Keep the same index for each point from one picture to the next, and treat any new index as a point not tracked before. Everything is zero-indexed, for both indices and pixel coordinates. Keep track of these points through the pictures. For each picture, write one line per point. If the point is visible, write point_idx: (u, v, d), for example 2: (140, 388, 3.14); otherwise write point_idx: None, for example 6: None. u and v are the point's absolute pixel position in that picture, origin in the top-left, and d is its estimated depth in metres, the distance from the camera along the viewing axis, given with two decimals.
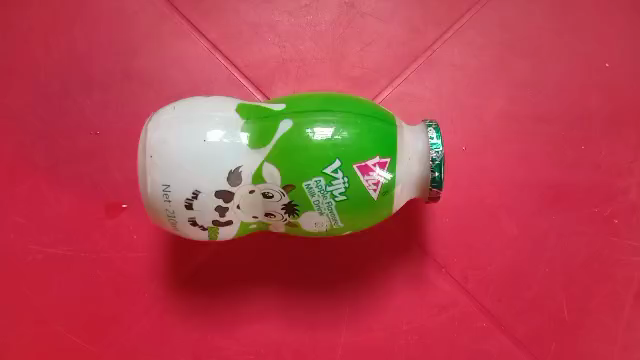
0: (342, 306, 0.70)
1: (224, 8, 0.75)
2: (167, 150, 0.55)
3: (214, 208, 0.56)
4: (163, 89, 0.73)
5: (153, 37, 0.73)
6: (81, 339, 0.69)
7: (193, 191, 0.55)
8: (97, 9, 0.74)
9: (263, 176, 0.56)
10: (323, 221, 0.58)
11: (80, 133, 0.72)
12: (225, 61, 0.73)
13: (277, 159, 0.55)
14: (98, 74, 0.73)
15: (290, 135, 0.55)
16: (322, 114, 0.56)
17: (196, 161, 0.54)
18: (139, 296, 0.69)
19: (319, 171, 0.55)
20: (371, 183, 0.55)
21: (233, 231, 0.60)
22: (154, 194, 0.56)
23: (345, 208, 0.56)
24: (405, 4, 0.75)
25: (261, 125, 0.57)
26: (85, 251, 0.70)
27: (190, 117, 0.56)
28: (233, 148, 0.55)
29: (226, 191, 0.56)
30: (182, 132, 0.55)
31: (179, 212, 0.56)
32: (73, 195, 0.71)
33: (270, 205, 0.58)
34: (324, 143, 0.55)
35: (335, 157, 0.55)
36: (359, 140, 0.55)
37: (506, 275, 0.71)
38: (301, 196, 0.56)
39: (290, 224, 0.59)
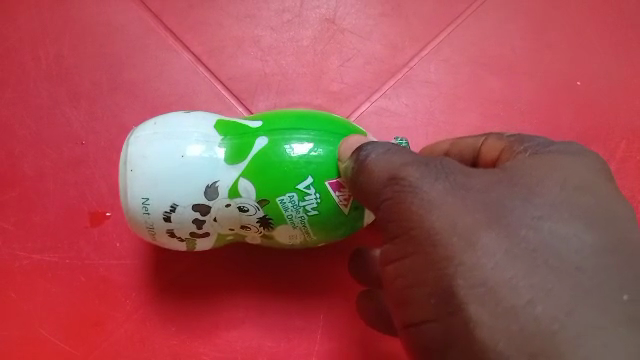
0: (317, 313, 0.72)
1: (209, 23, 0.78)
2: (147, 165, 0.57)
3: (192, 222, 0.58)
4: (148, 101, 0.75)
5: (139, 51, 0.76)
6: (64, 342, 0.71)
7: (171, 205, 0.57)
8: (88, 22, 0.77)
9: (239, 191, 0.57)
10: (297, 234, 0.59)
11: (67, 143, 0.74)
12: (210, 75, 0.76)
13: (253, 174, 0.57)
14: (85, 86, 0.76)
15: (266, 151, 0.57)
16: (297, 132, 0.58)
17: (176, 177, 0.57)
18: (122, 302, 0.72)
19: (292, 187, 0.56)
20: (343, 198, 0.57)
21: (210, 241, 0.61)
22: (133, 205, 0.57)
23: (317, 222, 0.58)
24: (383, 21, 0.79)
25: (238, 141, 0.58)
26: (70, 257, 0.72)
27: (171, 132, 0.58)
28: (211, 164, 0.57)
29: (203, 204, 0.57)
30: (162, 148, 0.57)
31: (157, 224, 0.58)
32: (59, 202, 0.73)
33: (246, 219, 0.59)
34: (298, 159, 0.57)
35: (308, 173, 0.56)
36: (332, 158, 0.57)
37: None
38: (275, 210, 0.57)
39: (266, 237, 0.61)
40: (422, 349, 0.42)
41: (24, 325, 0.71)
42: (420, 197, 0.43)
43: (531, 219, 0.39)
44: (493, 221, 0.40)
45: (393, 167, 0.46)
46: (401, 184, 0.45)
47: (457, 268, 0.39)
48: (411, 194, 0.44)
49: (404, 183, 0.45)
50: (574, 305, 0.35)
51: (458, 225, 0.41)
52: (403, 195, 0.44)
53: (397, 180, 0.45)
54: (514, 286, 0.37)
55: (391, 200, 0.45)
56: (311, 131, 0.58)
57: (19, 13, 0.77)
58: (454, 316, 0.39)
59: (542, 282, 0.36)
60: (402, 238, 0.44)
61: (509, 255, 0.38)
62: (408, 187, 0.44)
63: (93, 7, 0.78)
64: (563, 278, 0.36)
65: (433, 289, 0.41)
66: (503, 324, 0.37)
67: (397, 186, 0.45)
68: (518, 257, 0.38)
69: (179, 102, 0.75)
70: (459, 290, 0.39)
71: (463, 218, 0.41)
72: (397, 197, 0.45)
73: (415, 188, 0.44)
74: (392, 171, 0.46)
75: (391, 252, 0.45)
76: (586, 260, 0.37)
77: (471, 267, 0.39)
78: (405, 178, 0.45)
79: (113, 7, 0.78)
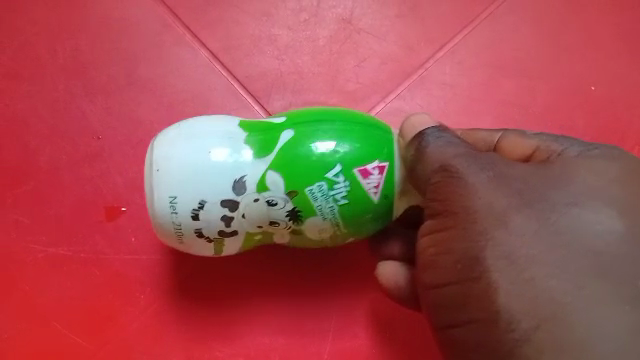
0: (328, 312, 0.73)
1: (226, 21, 0.78)
2: (172, 163, 0.58)
3: (221, 219, 0.58)
4: (164, 98, 0.76)
5: (156, 47, 0.77)
6: (78, 337, 0.71)
7: (200, 201, 0.57)
8: (105, 18, 0.78)
9: (267, 183, 0.58)
10: (327, 227, 0.59)
11: (83, 137, 0.75)
12: (226, 73, 0.77)
13: (279, 166, 0.58)
14: (102, 81, 0.76)
15: (292, 144, 0.58)
16: (321, 124, 0.59)
17: (201, 171, 0.57)
18: (136, 297, 0.72)
19: (321, 176, 0.57)
20: (373, 185, 0.58)
21: (238, 241, 0.61)
22: (161, 206, 0.58)
23: (346, 213, 0.58)
24: (399, 22, 0.79)
25: (265, 137, 0.59)
26: (84, 251, 0.73)
27: (195, 132, 0.59)
28: (237, 158, 0.58)
29: (230, 200, 0.58)
30: (187, 146, 0.58)
31: (186, 224, 0.58)
32: (74, 196, 0.74)
33: (274, 214, 0.59)
34: (324, 149, 0.58)
35: (334, 161, 0.57)
36: (358, 145, 0.58)
37: None
38: (305, 202, 0.58)
39: (295, 232, 0.61)
40: (437, 305, 0.51)
41: (38, 318, 0.72)
42: (465, 185, 0.51)
43: (564, 205, 0.48)
44: (536, 210, 0.48)
45: (443, 156, 0.54)
46: (450, 170, 0.53)
47: (489, 241, 0.48)
48: (460, 180, 0.52)
49: (453, 170, 0.52)
50: (583, 284, 0.44)
51: (493, 207, 0.49)
52: (451, 180, 0.52)
53: (446, 166, 0.53)
54: (535, 262, 0.46)
55: (440, 182, 0.53)
56: (335, 122, 0.59)
57: (37, 7, 0.77)
58: (472, 281, 0.48)
59: (564, 263, 0.45)
60: (446, 215, 0.52)
61: (535, 234, 0.47)
62: (457, 174, 0.52)
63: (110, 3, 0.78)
64: (583, 260, 0.45)
65: (461, 254, 0.49)
66: (520, 290, 0.46)
67: (444, 171, 0.53)
68: (543, 236, 0.47)
69: (195, 100, 0.76)
70: (486, 260, 0.48)
71: (498, 202, 0.49)
72: (446, 182, 0.53)
73: (462, 175, 0.52)
74: (443, 158, 0.54)
75: (433, 226, 0.53)
76: (608, 246, 0.45)
77: (503, 240, 0.47)
78: (454, 166, 0.53)
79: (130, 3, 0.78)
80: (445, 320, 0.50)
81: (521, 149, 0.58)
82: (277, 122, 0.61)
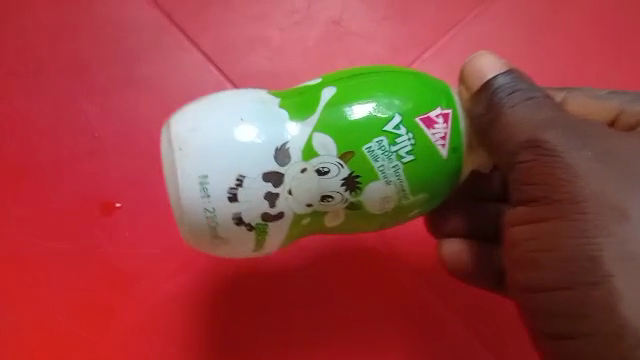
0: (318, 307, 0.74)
1: (220, 22, 0.80)
2: (198, 136, 0.53)
3: (263, 196, 0.54)
4: (158, 96, 0.78)
5: (152, 48, 0.79)
6: (78, 329, 0.73)
7: (238, 176, 0.53)
8: (104, 19, 0.80)
9: (313, 149, 0.54)
10: (390, 195, 0.55)
11: (80, 135, 0.77)
12: (219, 73, 0.79)
13: (325, 127, 0.54)
14: (99, 81, 0.78)
15: (338, 101, 0.55)
16: (365, 78, 0.57)
17: (233, 140, 0.53)
18: (130, 289, 0.74)
19: (379, 130, 0.54)
20: (438, 136, 0.55)
21: (283, 229, 0.56)
22: (190, 193, 0.53)
23: (414, 171, 0.54)
24: (389, 24, 0.81)
25: (303, 97, 0.56)
26: (81, 246, 0.75)
27: (218, 102, 0.56)
28: (276, 119, 0.55)
29: (273, 171, 0.54)
30: (212, 117, 0.54)
31: (221, 209, 0.53)
32: (71, 192, 0.76)
33: (324, 186, 0.55)
34: (376, 105, 0.55)
35: (393, 113, 0.54)
36: (410, 97, 0.55)
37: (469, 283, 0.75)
38: (364, 163, 0.54)
39: (350, 209, 0.56)
40: (546, 309, 0.51)
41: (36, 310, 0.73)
42: (564, 163, 0.50)
43: None
44: (622, 178, 0.48)
45: (529, 127, 0.52)
46: (541, 146, 0.51)
47: (608, 237, 0.47)
48: (556, 156, 0.50)
49: (544, 143, 0.51)
50: None
51: (603, 194, 0.48)
52: (546, 158, 0.50)
53: (536, 140, 0.51)
54: None
55: (532, 160, 0.51)
56: (378, 75, 0.57)
57: (37, 9, 0.80)
58: (590, 288, 0.47)
59: None
60: (546, 201, 0.50)
61: None
62: (551, 148, 0.50)
63: (108, 4, 0.80)
64: None
65: (571, 255, 0.48)
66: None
67: (534, 148, 0.51)
68: None
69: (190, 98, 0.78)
70: (604, 260, 0.47)
71: (609, 188, 0.48)
72: (538, 159, 0.51)
73: (560, 153, 0.50)
74: (529, 128, 0.52)
75: (531, 213, 0.51)
76: None
77: (621, 238, 0.47)
78: (546, 139, 0.51)
79: (128, 6, 0.80)
80: (559, 326, 0.50)
81: (596, 112, 0.62)
82: (308, 85, 0.58)
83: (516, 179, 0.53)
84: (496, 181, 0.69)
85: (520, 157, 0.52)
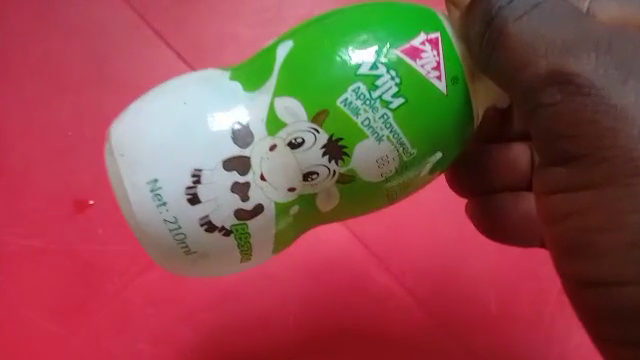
0: (288, 302, 0.74)
1: (190, 22, 0.80)
2: (140, 142, 0.48)
3: (229, 187, 0.47)
4: (128, 94, 0.78)
5: (122, 46, 0.79)
6: (52, 328, 0.73)
7: (194, 171, 0.47)
8: (77, 20, 0.80)
9: (279, 118, 0.47)
10: (391, 154, 0.47)
11: (52, 134, 0.77)
12: (190, 70, 0.78)
13: (288, 87, 0.47)
14: (69, 79, 0.78)
15: (300, 51, 0.48)
16: (327, 19, 0.49)
17: (183, 129, 0.47)
18: (101, 286, 0.74)
19: (353, 77, 0.46)
20: (428, 68, 0.47)
21: (270, 223, 0.48)
22: (143, 205, 0.47)
23: (407, 117, 0.47)
24: None
25: (260, 62, 0.49)
26: (54, 243, 0.75)
27: (163, 89, 0.49)
28: (226, 94, 0.48)
29: (236, 156, 0.47)
30: (153, 112, 0.48)
31: (185, 217, 0.47)
32: (44, 191, 0.76)
33: (301, 160, 0.47)
34: (344, 47, 0.47)
35: (367, 51, 0.47)
36: (384, 30, 0.47)
37: (440, 275, 0.74)
38: (345, 118, 0.46)
39: (343, 184, 0.48)
40: (609, 303, 0.48)
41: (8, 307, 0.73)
42: (607, 105, 0.45)
43: None
44: None
45: (547, 57, 0.47)
46: (569, 85, 0.46)
47: None
48: (593, 97, 0.45)
49: (573, 80, 0.46)
50: None
51: None
52: (578, 100, 0.46)
53: (562, 77, 0.46)
54: None
55: (560, 104, 0.47)
56: (340, 13, 0.49)
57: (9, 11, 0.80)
58: None
59: None
60: (593, 156, 0.46)
61: None
62: (585, 86, 0.46)
63: (81, 5, 0.80)
64: None
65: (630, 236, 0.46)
66: None
67: (563, 88, 0.46)
68: None
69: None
70: None
71: None
72: (568, 103, 0.46)
73: (602, 93, 0.45)
74: (547, 57, 0.47)
75: (576, 178, 0.48)
76: None
77: None
78: (575, 73, 0.46)
79: (100, 6, 0.80)
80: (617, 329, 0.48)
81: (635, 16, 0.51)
82: (271, 45, 0.51)
83: (550, 126, 0.48)
84: (513, 123, 0.62)
85: (545, 98, 0.47)
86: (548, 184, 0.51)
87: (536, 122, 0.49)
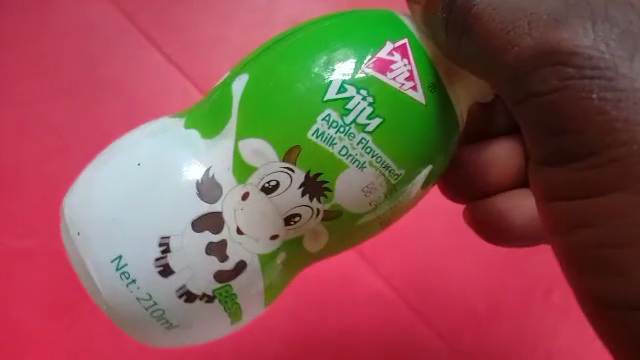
0: (287, 327, 0.64)
1: (177, 22, 0.72)
2: (90, 212, 0.38)
3: (204, 251, 0.38)
4: (110, 96, 0.70)
5: (104, 43, 0.71)
6: (37, 324, 0.64)
7: (161, 239, 0.37)
8: (63, 18, 0.72)
9: (246, 162, 0.38)
10: (377, 181, 0.38)
11: (23, 137, 0.69)
12: (180, 72, 0.71)
13: (250, 125, 0.38)
14: (44, 78, 0.70)
15: (257, 81, 0.38)
16: (280, 40, 0.39)
17: (137, 189, 0.38)
18: (71, 306, 0.64)
19: (320, 104, 0.37)
20: (401, 80, 0.37)
21: (257, 280, 0.39)
22: (113, 288, 0.38)
23: (391, 139, 0.37)
24: None
25: (213, 102, 0.40)
26: (24, 254, 0.65)
27: (108, 155, 0.40)
28: (179, 144, 0.39)
29: (204, 214, 0.38)
30: (101, 178, 0.39)
31: (158, 292, 0.38)
32: (15, 199, 0.67)
33: (280, 203, 0.38)
34: (306, 69, 0.37)
35: (328, 72, 0.37)
36: (346, 46, 0.38)
37: (458, 298, 0.65)
38: (318, 155, 0.37)
39: (330, 221, 0.39)
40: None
41: None
42: (615, 91, 0.35)
43: None
44: None
45: (535, 32, 0.36)
46: (567, 67, 0.36)
47: None
48: (599, 81, 0.35)
49: (570, 61, 0.36)
50: None
51: None
52: (577, 85, 0.36)
53: (554, 58, 0.36)
54: None
55: (556, 93, 0.36)
56: (294, 33, 0.39)
57: None
58: None
59: None
60: (603, 154, 0.36)
61: None
62: (585, 65, 0.35)
63: (67, 4, 0.72)
64: None
65: None
66: None
67: (557, 71, 0.36)
68: None
69: (151, 104, 0.70)
70: None
71: None
72: (568, 88, 0.36)
73: (603, 71, 0.35)
74: (532, 33, 0.37)
75: (604, 187, 0.36)
76: None
77: None
78: (573, 51, 0.35)
79: (86, 6, 0.73)
80: None
81: None
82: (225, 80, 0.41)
83: (547, 123, 0.38)
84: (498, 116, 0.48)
85: (539, 87, 0.37)
86: (546, 191, 0.40)
87: (525, 120, 0.39)
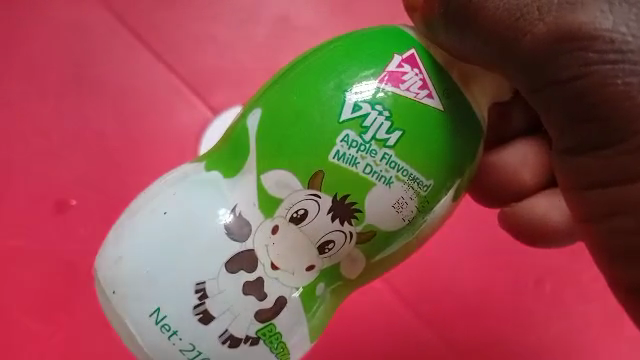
0: None
1: (165, 22, 0.73)
2: (123, 268, 0.38)
3: (241, 291, 0.38)
4: (102, 96, 0.70)
5: (94, 44, 0.71)
6: (42, 328, 0.64)
7: (196, 285, 0.37)
8: (54, 23, 0.72)
9: (270, 194, 0.38)
10: (407, 194, 0.38)
11: (15, 138, 0.68)
12: (170, 70, 0.71)
13: (270, 156, 0.38)
14: (35, 79, 0.70)
15: (271, 113, 0.38)
16: (291, 68, 0.39)
17: (165, 235, 0.38)
18: (69, 305, 0.64)
19: (339, 127, 0.37)
20: (415, 90, 0.37)
21: (299, 315, 0.39)
22: (156, 345, 0.38)
23: (413, 153, 0.37)
24: (340, 17, 0.74)
25: (230, 141, 0.40)
26: (19, 256, 0.65)
27: (131, 209, 0.40)
28: (203, 185, 0.39)
29: (237, 254, 0.38)
30: (128, 231, 0.39)
31: (201, 340, 0.38)
32: (8, 200, 0.66)
33: (310, 232, 0.38)
34: (320, 94, 0.37)
35: (343, 94, 0.37)
36: (357, 69, 0.37)
37: (453, 294, 0.66)
38: (344, 178, 0.37)
39: (365, 244, 0.39)
40: None
41: None
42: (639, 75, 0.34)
43: None
44: None
45: (547, 18, 0.35)
46: (588, 53, 0.34)
47: None
48: (624, 65, 0.34)
49: (591, 46, 0.34)
50: None
51: None
52: (602, 71, 0.34)
53: (572, 45, 0.35)
54: None
55: (578, 80, 0.35)
56: (304, 60, 0.39)
57: None
58: None
59: None
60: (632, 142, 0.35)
61: None
62: (607, 50, 0.34)
63: (59, 9, 0.72)
64: None
65: None
66: None
67: (578, 57, 0.35)
68: None
69: (146, 104, 0.70)
70: None
71: None
72: (592, 74, 0.35)
73: (631, 54, 0.34)
74: (544, 19, 0.35)
75: (629, 169, 0.36)
76: None
77: None
78: (593, 36, 0.34)
79: (77, 10, 0.72)
80: None
81: None
82: (236, 119, 0.41)
83: (574, 111, 0.36)
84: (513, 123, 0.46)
85: (560, 75, 0.36)
86: (574, 180, 0.39)
87: (542, 107, 0.38)
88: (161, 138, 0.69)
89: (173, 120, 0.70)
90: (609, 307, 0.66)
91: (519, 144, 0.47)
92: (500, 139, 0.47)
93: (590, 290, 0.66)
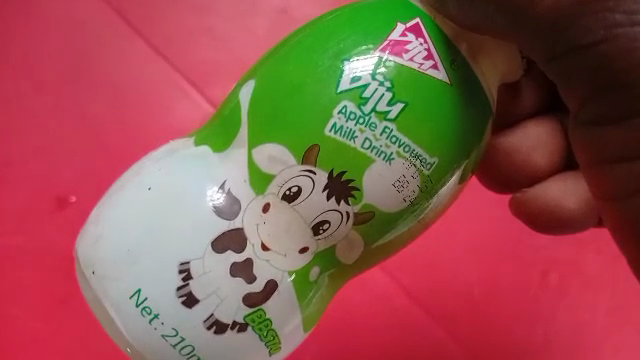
0: None
1: (162, 16, 0.71)
2: (104, 246, 0.37)
3: (229, 272, 0.36)
4: (99, 88, 0.68)
5: (91, 36, 0.70)
6: (37, 322, 0.62)
7: (181, 265, 0.36)
8: (48, 15, 0.70)
9: (264, 171, 0.37)
10: (408, 172, 0.36)
11: (11, 133, 0.67)
12: (169, 64, 0.70)
13: (265, 130, 0.36)
14: (31, 71, 0.68)
15: (266, 86, 0.37)
16: (288, 42, 0.38)
17: (152, 214, 0.37)
18: (65, 299, 0.63)
19: (335, 99, 0.35)
20: (419, 60, 0.35)
21: (291, 301, 0.38)
22: (137, 329, 0.36)
23: (413, 127, 0.35)
24: None
25: (223, 117, 0.39)
26: (14, 253, 0.64)
27: (118, 186, 0.39)
28: (197, 162, 0.38)
29: (227, 233, 0.36)
30: (114, 208, 0.38)
31: (184, 325, 0.36)
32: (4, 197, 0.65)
33: (306, 212, 0.36)
34: (316, 66, 0.36)
35: (342, 63, 0.36)
36: (357, 40, 0.36)
37: (458, 286, 0.64)
38: (341, 152, 0.36)
39: (363, 226, 0.37)
40: None
41: None
42: None
43: None
44: None
45: None
46: (615, 14, 0.34)
47: None
48: None
49: (617, 6, 0.34)
50: None
51: None
52: (629, 34, 0.34)
53: (598, 6, 0.34)
54: None
55: (602, 44, 0.35)
56: (301, 34, 0.38)
57: None
58: None
59: None
60: None
61: None
62: (636, 10, 0.33)
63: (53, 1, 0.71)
64: None
65: None
66: None
67: (604, 20, 0.34)
68: None
69: (144, 98, 0.68)
70: None
71: None
72: (616, 38, 0.34)
73: None
74: None
75: None
76: None
77: None
78: None
79: (72, 3, 0.71)
80: None
81: None
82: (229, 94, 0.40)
83: (598, 77, 0.36)
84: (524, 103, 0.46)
85: (583, 38, 0.35)
86: (596, 152, 0.38)
87: (563, 75, 0.37)
88: (160, 131, 0.67)
89: (172, 114, 0.68)
90: (616, 300, 0.65)
91: (530, 126, 0.46)
92: (511, 122, 0.46)
93: (598, 282, 0.65)
